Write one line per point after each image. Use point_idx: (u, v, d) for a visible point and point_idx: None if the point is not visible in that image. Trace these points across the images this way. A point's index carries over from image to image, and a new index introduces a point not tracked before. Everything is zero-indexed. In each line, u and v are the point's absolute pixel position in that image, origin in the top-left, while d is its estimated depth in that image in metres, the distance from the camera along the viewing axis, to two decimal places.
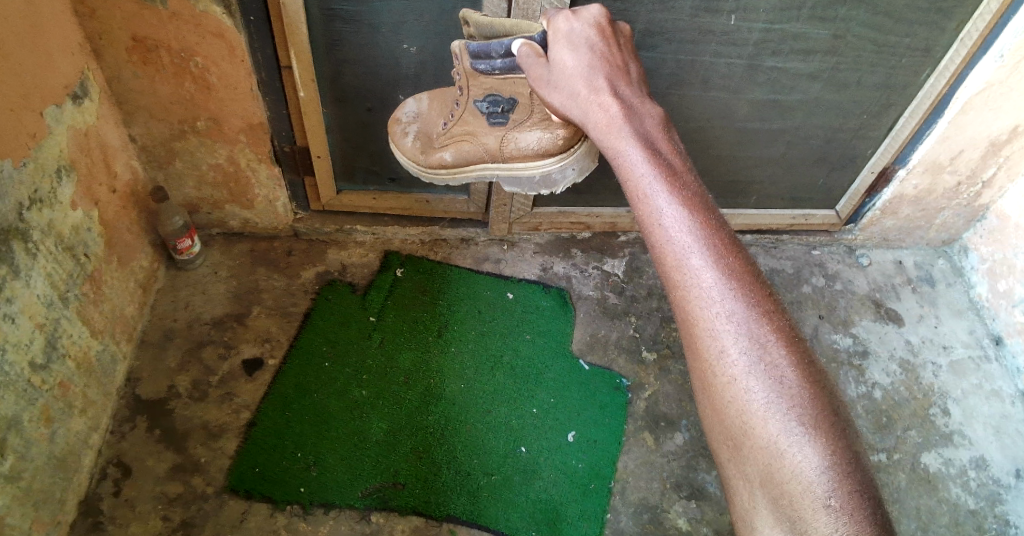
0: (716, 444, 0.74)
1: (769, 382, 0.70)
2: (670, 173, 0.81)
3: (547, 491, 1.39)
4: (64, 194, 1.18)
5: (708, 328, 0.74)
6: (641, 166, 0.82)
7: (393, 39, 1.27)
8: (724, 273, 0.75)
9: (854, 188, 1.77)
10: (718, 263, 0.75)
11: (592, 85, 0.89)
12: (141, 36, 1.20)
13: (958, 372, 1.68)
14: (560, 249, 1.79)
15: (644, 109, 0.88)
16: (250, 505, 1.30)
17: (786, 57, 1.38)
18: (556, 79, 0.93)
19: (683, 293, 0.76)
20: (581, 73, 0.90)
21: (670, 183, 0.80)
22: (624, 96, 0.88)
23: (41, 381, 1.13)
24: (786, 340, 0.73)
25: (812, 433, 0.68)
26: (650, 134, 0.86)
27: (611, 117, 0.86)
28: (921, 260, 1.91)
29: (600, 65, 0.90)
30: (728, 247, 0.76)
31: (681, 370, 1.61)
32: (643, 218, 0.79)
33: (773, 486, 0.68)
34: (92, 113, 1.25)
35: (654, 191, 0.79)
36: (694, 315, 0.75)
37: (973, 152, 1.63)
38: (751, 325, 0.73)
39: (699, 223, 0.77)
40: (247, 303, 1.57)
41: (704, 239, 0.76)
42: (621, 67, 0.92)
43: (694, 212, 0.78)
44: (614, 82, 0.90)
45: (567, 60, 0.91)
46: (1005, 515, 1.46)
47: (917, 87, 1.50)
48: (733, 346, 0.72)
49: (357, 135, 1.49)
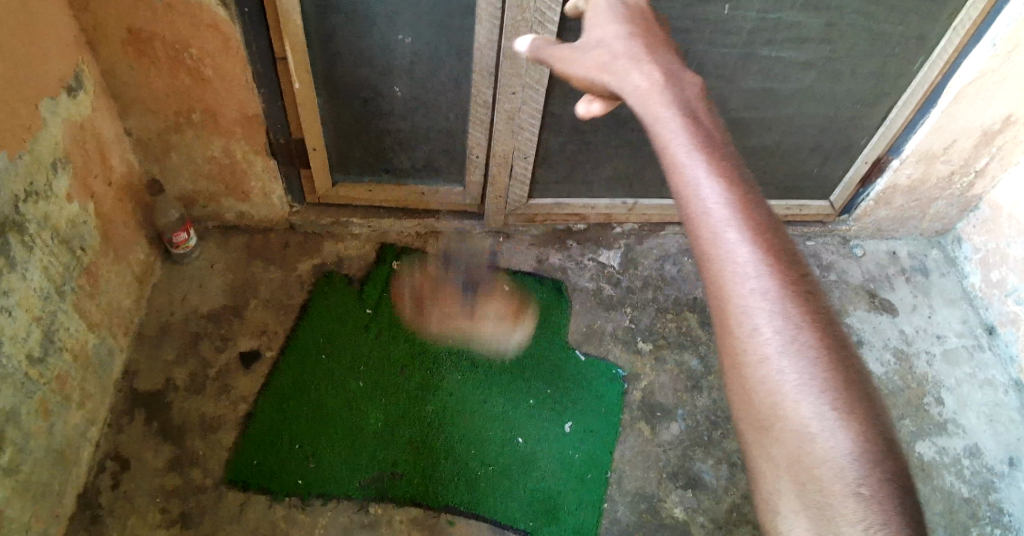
0: (740, 428, 0.65)
1: (806, 366, 0.60)
2: (707, 137, 0.70)
3: (544, 481, 1.40)
4: (60, 187, 1.18)
5: (741, 306, 0.63)
6: (672, 129, 0.71)
7: (387, 29, 1.27)
8: (764, 247, 0.64)
9: (849, 179, 1.78)
10: (757, 235, 0.64)
11: (630, 54, 0.81)
12: (135, 27, 1.20)
13: (950, 360, 1.69)
14: (556, 241, 1.80)
15: (686, 77, 0.78)
16: (250, 497, 1.30)
17: (780, 46, 1.38)
18: (592, 47, 0.85)
19: (715, 267, 0.65)
20: (620, 42, 0.83)
21: (706, 148, 0.69)
22: (664, 65, 0.79)
23: (38, 374, 1.13)
24: (822, 320, 0.62)
25: (848, 419, 0.58)
26: (690, 102, 0.74)
27: (652, 83, 0.76)
28: (914, 250, 1.93)
29: (639, 37, 0.83)
30: (769, 225, 0.66)
31: (677, 360, 1.62)
32: (675, 186, 0.68)
33: (802, 478, 0.59)
34: (87, 105, 1.24)
35: (690, 156, 0.68)
36: (728, 294, 0.64)
37: (967, 142, 1.63)
38: (786, 302, 0.62)
39: (739, 193, 0.66)
40: (243, 296, 1.57)
41: (743, 210, 0.66)
42: (661, 43, 0.84)
43: (732, 179, 0.67)
44: (652, 53, 0.81)
45: (601, 35, 0.86)
46: (998, 502, 1.47)
47: (911, 77, 1.51)
48: (767, 325, 0.62)
49: (352, 127, 1.49)
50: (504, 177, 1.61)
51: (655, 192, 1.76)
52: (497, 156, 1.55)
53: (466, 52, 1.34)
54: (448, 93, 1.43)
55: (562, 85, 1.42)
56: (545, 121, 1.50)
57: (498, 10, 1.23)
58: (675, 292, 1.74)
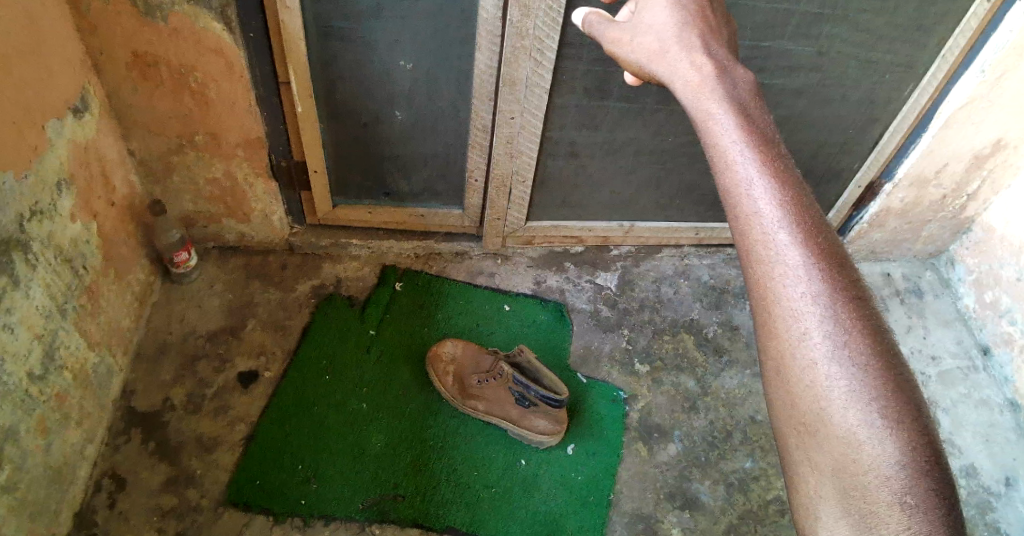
0: (783, 430, 0.66)
1: (854, 368, 0.62)
2: (762, 142, 0.71)
3: (546, 503, 1.40)
4: (64, 206, 1.20)
5: (790, 309, 0.65)
6: (726, 128, 0.72)
7: (389, 55, 1.30)
8: (817, 254, 0.66)
9: (842, 202, 1.81)
10: (809, 240, 0.66)
11: (683, 44, 0.81)
12: (141, 51, 1.23)
13: (946, 381, 1.70)
14: (553, 262, 1.82)
15: (737, 73, 0.78)
16: (248, 517, 1.30)
17: (771, 73, 1.42)
18: (644, 30, 0.86)
19: (764, 270, 0.67)
20: (674, 28, 0.83)
21: (760, 152, 0.70)
22: (718, 58, 0.79)
23: (38, 392, 1.14)
24: (870, 326, 0.64)
25: (894, 425, 0.59)
26: (742, 99, 0.75)
27: (704, 77, 0.77)
28: (908, 272, 1.95)
29: (693, 25, 0.83)
30: (820, 232, 0.68)
31: (674, 381, 1.62)
32: (727, 189, 0.70)
33: (845, 476, 0.60)
34: (92, 126, 1.27)
35: (743, 159, 0.70)
36: (777, 298, 0.66)
37: (957, 166, 1.67)
38: (837, 308, 0.64)
39: (791, 197, 0.68)
40: (242, 316, 1.59)
41: (795, 214, 0.67)
42: (712, 32, 0.84)
43: (787, 186, 0.69)
44: (705, 44, 0.81)
45: (653, 19, 0.86)
46: (995, 522, 1.46)
47: (900, 102, 1.55)
48: (817, 328, 0.64)
49: (353, 150, 1.52)
50: (502, 199, 1.64)
51: (651, 215, 1.78)
52: (495, 180, 1.58)
53: (465, 78, 1.37)
54: (446, 118, 1.46)
55: (559, 110, 1.45)
56: (543, 145, 1.53)
57: (497, 37, 1.27)
58: (672, 314, 1.75)
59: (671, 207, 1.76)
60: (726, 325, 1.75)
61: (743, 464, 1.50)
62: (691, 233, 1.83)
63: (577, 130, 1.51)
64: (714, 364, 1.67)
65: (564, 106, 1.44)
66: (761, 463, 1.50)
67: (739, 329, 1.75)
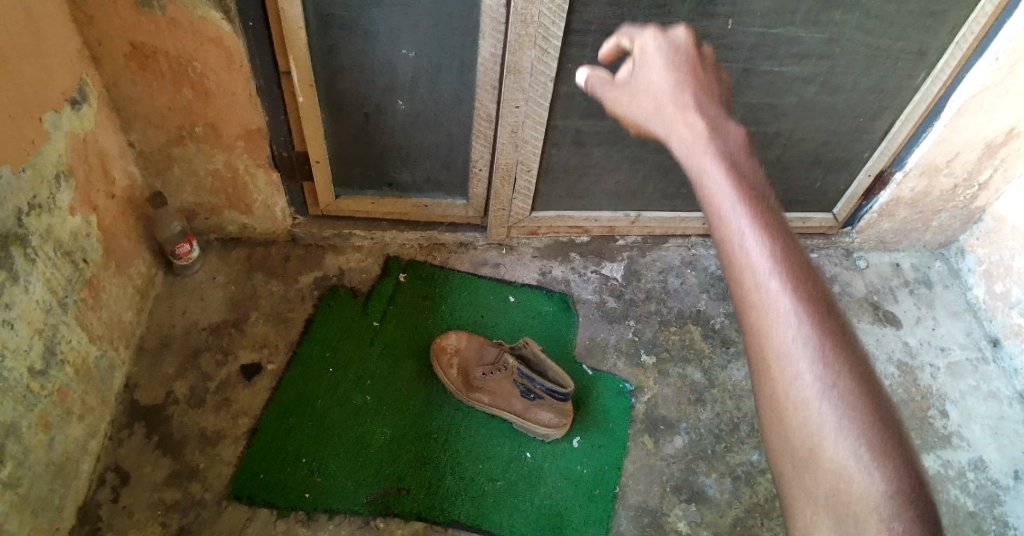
0: (777, 467, 0.65)
1: (844, 407, 0.61)
2: (752, 192, 0.70)
3: (551, 496, 1.39)
4: (63, 200, 1.18)
5: (781, 350, 0.64)
6: (716, 176, 0.71)
7: (391, 45, 1.27)
8: (806, 297, 0.65)
9: (851, 192, 1.78)
10: (799, 285, 0.65)
11: (676, 99, 0.79)
12: (139, 42, 1.21)
13: (955, 373, 1.69)
14: (558, 253, 1.80)
15: (730, 129, 0.76)
16: (254, 512, 1.30)
17: (780, 61, 1.39)
18: (640, 88, 0.84)
19: (756, 312, 0.66)
20: (667, 86, 0.81)
21: (751, 197, 0.70)
22: (712, 114, 0.77)
23: (39, 386, 1.13)
24: (857, 366, 0.63)
25: (885, 465, 0.59)
26: (734, 151, 0.74)
27: (697, 134, 0.75)
28: (917, 262, 1.92)
29: (687, 80, 0.81)
30: (811, 275, 0.67)
31: (680, 373, 1.61)
32: (719, 234, 0.70)
33: (839, 514, 0.59)
34: (90, 118, 1.25)
35: (733, 206, 0.69)
36: (769, 342, 0.65)
37: (969, 154, 1.64)
38: (826, 350, 0.63)
39: (781, 242, 0.67)
40: (245, 308, 1.58)
41: (785, 258, 0.67)
42: (706, 78, 0.81)
43: (776, 232, 0.68)
44: (699, 99, 0.79)
45: (649, 75, 0.84)
46: (1004, 516, 1.46)
47: (912, 91, 1.52)
48: (807, 368, 0.63)
49: (355, 140, 1.50)
50: (506, 189, 1.62)
51: (657, 205, 1.76)
52: (499, 170, 1.56)
53: (468, 67, 1.35)
54: (449, 108, 1.44)
55: (564, 99, 1.43)
56: (548, 134, 1.51)
57: (501, 25, 1.24)
58: (678, 305, 1.74)
59: (678, 197, 1.73)
60: (733, 316, 1.73)
61: (750, 457, 1.49)
62: (698, 223, 1.80)
63: (582, 119, 1.48)
64: (721, 356, 1.65)
65: (570, 94, 1.42)
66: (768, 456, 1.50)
67: None
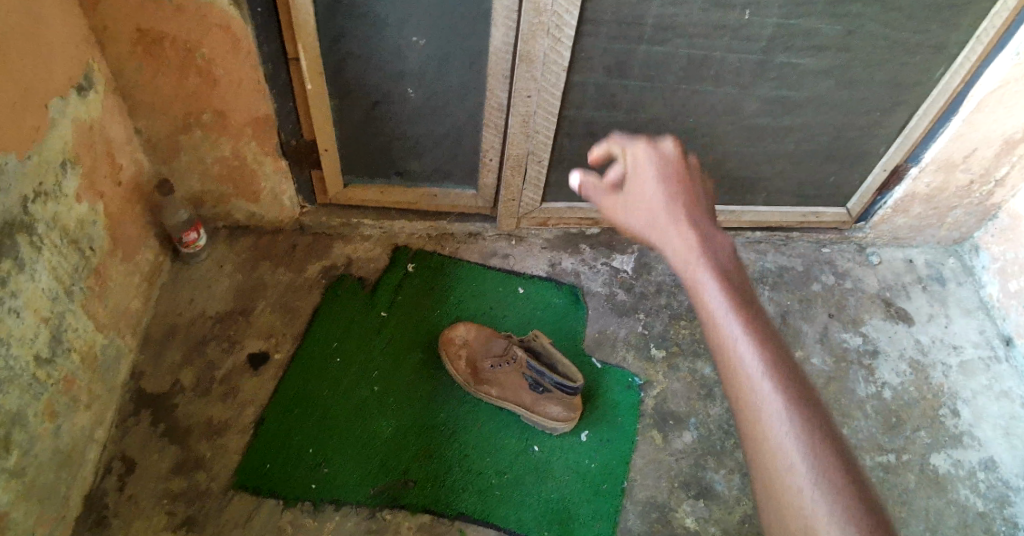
0: None
1: (848, 519, 0.58)
2: (745, 301, 0.70)
3: (558, 490, 1.39)
4: (68, 187, 1.17)
5: (780, 458, 0.62)
6: (709, 284, 0.72)
7: (401, 32, 1.25)
8: (802, 405, 0.64)
9: (866, 187, 1.75)
10: (794, 393, 0.64)
11: (665, 208, 0.80)
12: (145, 28, 1.18)
13: (967, 372, 1.67)
14: (568, 244, 1.78)
15: (722, 244, 0.77)
16: (261, 502, 1.30)
17: (798, 53, 1.36)
18: (634, 198, 0.84)
19: (754, 420, 0.64)
20: (660, 199, 0.81)
21: (741, 301, 0.70)
22: (704, 230, 0.78)
23: (45, 375, 1.13)
24: (857, 477, 0.61)
25: None
26: (725, 264, 0.75)
27: (690, 248, 0.76)
28: (931, 258, 1.90)
29: (679, 194, 0.82)
30: (801, 377, 0.66)
31: (690, 368, 1.60)
32: (713, 340, 0.69)
33: None
34: (96, 105, 1.23)
35: (726, 313, 0.69)
36: (766, 443, 0.63)
37: (987, 150, 1.61)
38: (825, 461, 0.61)
39: (773, 349, 0.67)
40: (252, 297, 1.57)
41: (778, 365, 0.66)
42: (695, 189, 0.83)
43: (769, 340, 0.67)
44: (691, 215, 0.80)
45: (640, 186, 0.84)
46: (1013, 516, 1.45)
47: (931, 85, 1.49)
48: (806, 479, 0.60)
49: (365, 129, 1.47)
50: (517, 180, 1.60)
51: None
52: (510, 160, 1.54)
53: (479, 56, 1.32)
54: (460, 97, 1.41)
55: (577, 89, 1.40)
56: (559, 125, 1.48)
57: (514, 13, 1.21)
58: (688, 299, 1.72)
59: None
60: None
61: None
62: None
63: (595, 110, 1.45)
64: None
65: (583, 84, 1.39)
66: None
67: None
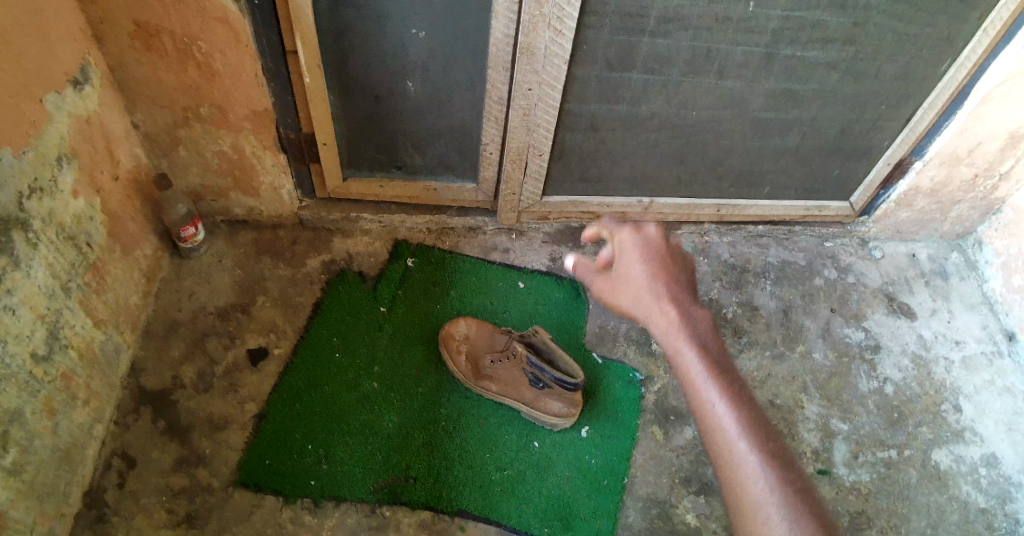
0: None
1: None
2: (721, 372, 0.85)
3: (559, 487, 1.39)
4: (65, 183, 1.16)
5: (755, 503, 0.78)
6: (692, 358, 0.86)
7: (402, 25, 1.23)
8: (771, 459, 0.80)
9: (869, 181, 1.74)
10: (763, 448, 0.81)
11: (653, 291, 0.91)
12: (143, 21, 1.17)
13: (970, 367, 1.67)
14: (569, 239, 1.77)
15: (700, 318, 0.90)
16: (262, 498, 1.29)
17: (803, 45, 1.34)
18: (623, 280, 0.95)
19: (733, 471, 0.80)
20: (646, 281, 0.92)
21: (717, 370, 0.85)
22: (684, 307, 0.90)
23: (43, 373, 1.12)
24: (817, 514, 0.78)
25: None
26: (704, 337, 0.88)
27: (672, 325, 0.88)
28: (934, 253, 1.89)
29: (661, 273, 0.93)
30: (770, 437, 0.83)
31: None
32: (697, 405, 0.85)
33: None
34: (94, 99, 1.22)
35: (706, 383, 0.84)
36: (745, 495, 0.79)
37: (991, 145, 1.60)
38: (791, 504, 0.77)
39: (745, 412, 0.83)
40: (252, 292, 1.56)
41: (749, 426, 0.82)
42: (676, 267, 0.95)
43: (740, 405, 0.83)
44: (673, 291, 0.91)
45: (628, 268, 0.95)
46: (1015, 513, 1.45)
47: (937, 78, 1.48)
48: (777, 519, 0.76)
49: (364, 123, 1.46)
50: (518, 174, 1.58)
51: (671, 191, 1.72)
52: (511, 154, 1.52)
53: (480, 48, 1.30)
54: (460, 91, 1.40)
55: (579, 82, 1.38)
56: (561, 118, 1.47)
57: (515, 6, 1.20)
58: None
59: (693, 183, 1.69)
60: (746, 306, 1.71)
61: None
62: (713, 210, 1.77)
63: (597, 103, 1.44)
64: (733, 346, 1.64)
65: (585, 77, 1.37)
66: None
67: (759, 310, 1.71)
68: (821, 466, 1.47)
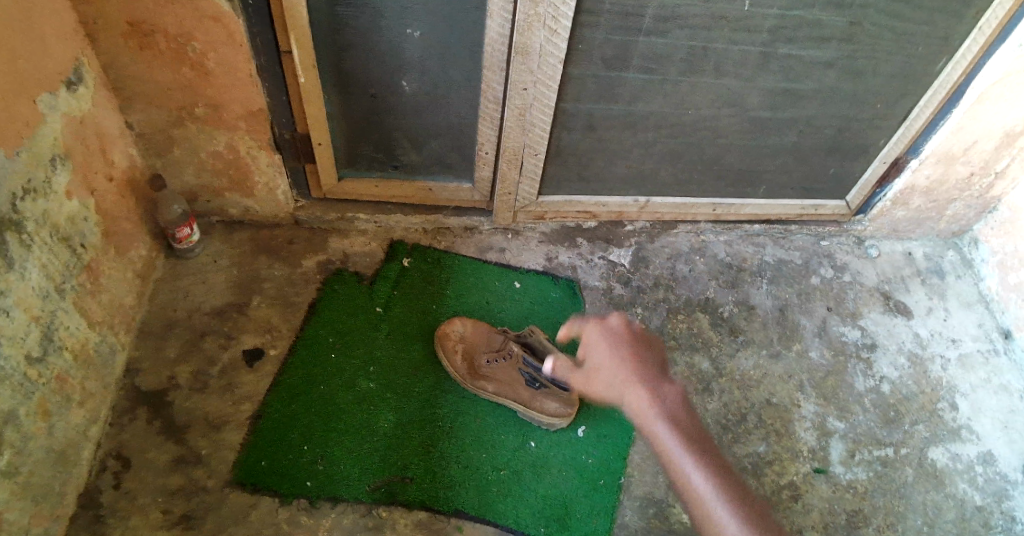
0: None
1: None
2: (696, 448, 0.91)
3: (556, 486, 1.38)
4: (59, 183, 1.15)
5: None
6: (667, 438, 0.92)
7: (398, 24, 1.23)
8: (754, 528, 0.85)
9: (865, 179, 1.74)
10: (745, 519, 0.86)
11: (625, 377, 0.97)
12: (137, 20, 1.17)
13: (966, 365, 1.67)
14: (565, 238, 1.77)
15: (671, 397, 0.96)
16: (257, 498, 1.29)
17: (799, 44, 1.35)
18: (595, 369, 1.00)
19: None
20: (617, 368, 0.98)
21: (692, 446, 0.92)
22: (654, 388, 0.96)
23: (38, 374, 1.11)
24: None
25: None
26: (676, 416, 0.95)
27: (645, 409, 0.94)
28: (930, 251, 1.89)
29: (629, 358, 0.99)
30: (749, 504, 0.88)
31: (688, 362, 1.59)
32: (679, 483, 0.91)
33: None
34: (88, 99, 1.21)
35: (684, 461, 0.91)
36: None
37: (987, 143, 1.61)
38: None
39: (722, 483, 0.89)
40: (248, 292, 1.55)
41: (729, 498, 0.88)
42: (644, 350, 1.00)
43: (717, 478, 0.89)
44: (645, 374, 0.97)
45: (599, 357, 1.01)
46: (1011, 510, 1.45)
47: (932, 76, 1.48)
48: None
49: (360, 122, 1.45)
50: (514, 173, 1.58)
51: (667, 190, 1.72)
52: (507, 153, 1.52)
53: (476, 48, 1.30)
54: (457, 90, 1.39)
55: (575, 81, 1.38)
56: (558, 117, 1.47)
57: (512, 5, 1.20)
58: (686, 293, 1.71)
59: (689, 182, 1.69)
60: (742, 305, 1.71)
61: (757, 448, 1.48)
62: (709, 209, 1.77)
63: (594, 103, 1.44)
64: (730, 344, 1.63)
65: (581, 77, 1.37)
66: (775, 447, 1.49)
67: (756, 308, 1.71)
68: (818, 465, 1.47)
